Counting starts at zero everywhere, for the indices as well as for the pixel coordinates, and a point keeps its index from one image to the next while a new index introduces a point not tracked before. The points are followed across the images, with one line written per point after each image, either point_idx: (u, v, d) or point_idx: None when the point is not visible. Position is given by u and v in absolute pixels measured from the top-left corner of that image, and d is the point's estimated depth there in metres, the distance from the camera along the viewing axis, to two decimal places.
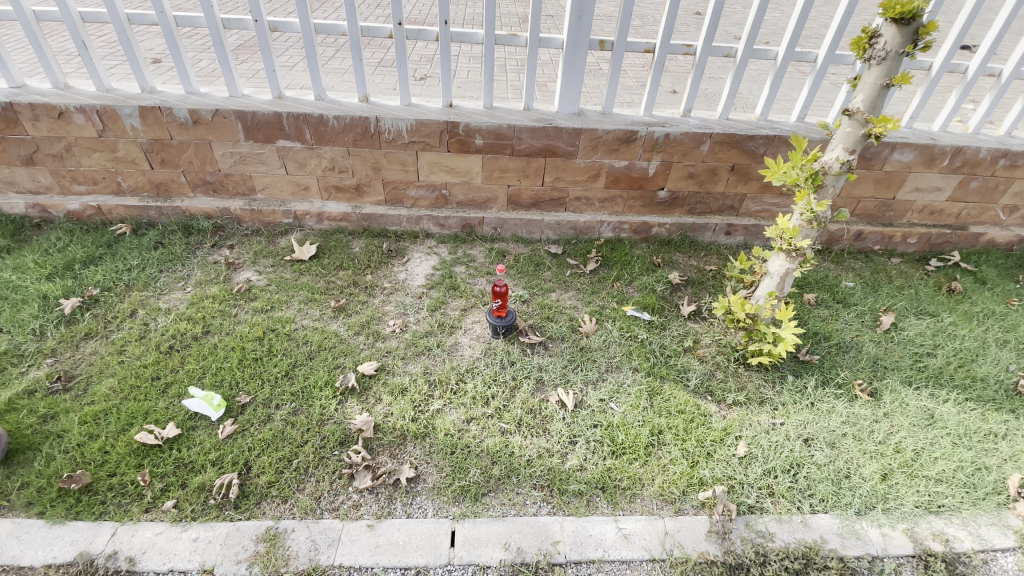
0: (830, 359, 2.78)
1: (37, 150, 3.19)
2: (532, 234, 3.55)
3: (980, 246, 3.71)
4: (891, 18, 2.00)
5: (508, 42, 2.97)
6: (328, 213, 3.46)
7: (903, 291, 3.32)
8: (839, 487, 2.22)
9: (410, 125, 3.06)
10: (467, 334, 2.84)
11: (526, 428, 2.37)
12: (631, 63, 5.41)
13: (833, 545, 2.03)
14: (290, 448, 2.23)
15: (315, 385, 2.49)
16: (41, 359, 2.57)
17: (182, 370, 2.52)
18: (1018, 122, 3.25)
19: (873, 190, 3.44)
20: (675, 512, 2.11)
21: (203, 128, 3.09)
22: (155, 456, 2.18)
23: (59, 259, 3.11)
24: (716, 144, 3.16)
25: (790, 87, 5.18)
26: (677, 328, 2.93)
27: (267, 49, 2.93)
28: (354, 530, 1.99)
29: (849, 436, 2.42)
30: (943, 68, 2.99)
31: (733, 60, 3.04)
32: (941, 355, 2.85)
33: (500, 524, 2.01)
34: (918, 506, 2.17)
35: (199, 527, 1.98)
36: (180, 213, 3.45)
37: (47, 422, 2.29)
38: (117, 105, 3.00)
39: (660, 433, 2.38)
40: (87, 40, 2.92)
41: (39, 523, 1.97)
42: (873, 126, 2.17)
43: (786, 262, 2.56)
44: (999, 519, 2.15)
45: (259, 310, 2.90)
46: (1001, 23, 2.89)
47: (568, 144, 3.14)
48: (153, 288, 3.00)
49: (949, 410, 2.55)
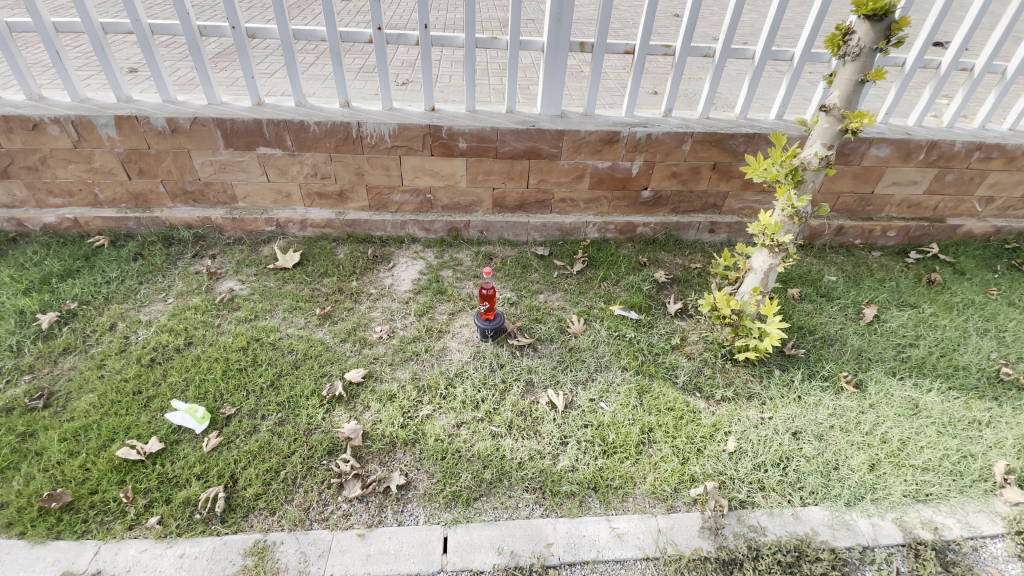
0: (815, 352, 2.81)
1: (11, 163, 3.12)
2: (518, 236, 3.54)
3: (958, 237, 3.79)
4: (865, 15, 2.03)
5: (489, 46, 2.97)
6: (312, 220, 3.42)
7: (885, 283, 3.37)
8: (829, 479, 2.24)
9: (393, 129, 3.04)
10: (455, 338, 2.82)
11: (517, 430, 2.36)
12: (613, 65, 5.44)
13: (824, 537, 2.04)
14: (277, 459, 2.20)
15: (301, 394, 2.45)
16: (18, 376, 2.50)
17: (164, 383, 2.47)
18: (991, 115, 3.32)
19: (852, 185, 3.50)
20: (668, 510, 2.11)
21: (182, 136, 3.05)
22: (138, 471, 2.13)
23: (35, 273, 3.04)
24: (697, 143, 3.19)
25: (771, 85, 5.24)
26: (664, 326, 2.94)
27: (246, 55, 2.89)
28: (345, 541, 1.96)
29: (836, 428, 2.44)
30: (916, 64, 3.05)
31: (712, 60, 3.06)
32: (923, 345, 2.89)
33: (493, 529, 2.00)
34: (906, 495, 2.20)
35: (185, 543, 1.93)
36: (160, 223, 3.39)
37: (25, 440, 2.23)
38: (92, 115, 2.94)
39: (650, 431, 2.38)
40: (60, 50, 2.87)
41: (19, 544, 1.92)
42: (850, 121, 2.21)
43: (769, 257, 2.59)
44: (986, 506, 2.19)
45: (242, 319, 2.85)
46: (971, 20, 2.95)
47: (551, 146, 3.14)
48: (133, 300, 2.94)
49: (932, 399, 2.59)
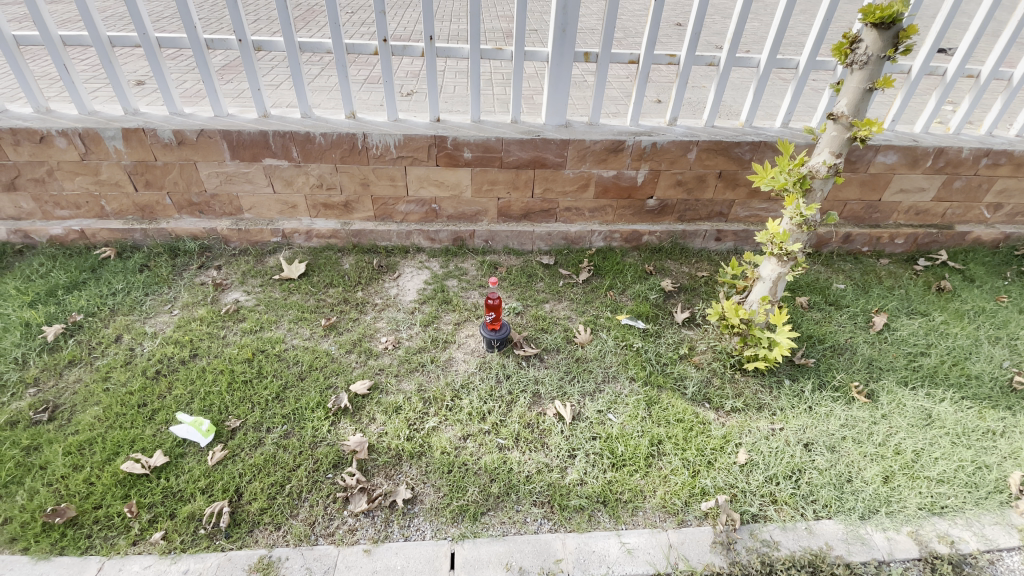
0: (825, 362, 2.78)
1: (18, 176, 3.14)
2: (524, 245, 3.53)
3: (967, 244, 3.75)
4: (872, 23, 2.03)
5: (493, 56, 2.98)
6: (317, 231, 3.42)
7: (894, 291, 3.34)
8: (842, 492, 2.20)
9: (398, 140, 3.05)
10: (461, 348, 2.80)
11: (524, 443, 2.33)
12: (617, 74, 5.46)
13: (839, 552, 2.00)
14: (282, 473, 2.18)
15: (306, 406, 2.43)
16: (23, 389, 2.49)
17: (169, 396, 2.46)
18: (998, 121, 3.30)
19: (859, 192, 3.48)
20: (678, 524, 2.07)
21: (188, 148, 3.06)
22: (142, 485, 2.11)
23: (41, 285, 3.04)
24: (702, 151, 3.18)
25: (774, 93, 5.24)
26: (672, 335, 2.92)
27: (252, 68, 2.91)
28: (351, 557, 1.93)
29: (849, 440, 2.40)
30: (923, 70, 3.03)
31: (717, 68, 3.05)
32: (935, 354, 2.85)
33: (500, 544, 1.97)
34: (921, 508, 2.16)
35: (189, 559, 1.91)
36: (166, 234, 3.40)
37: (30, 454, 2.22)
38: (100, 128, 2.96)
39: (660, 443, 2.35)
40: (68, 63, 2.89)
41: (23, 560, 1.90)
42: (859, 129, 2.19)
43: (777, 266, 2.56)
44: (1003, 518, 2.14)
45: (247, 330, 2.85)
46: (976, 27, 2.94)
47: (556, 155, 3.14)
48: (139, 312, 2.94)
49: (946, 409, 2.55)
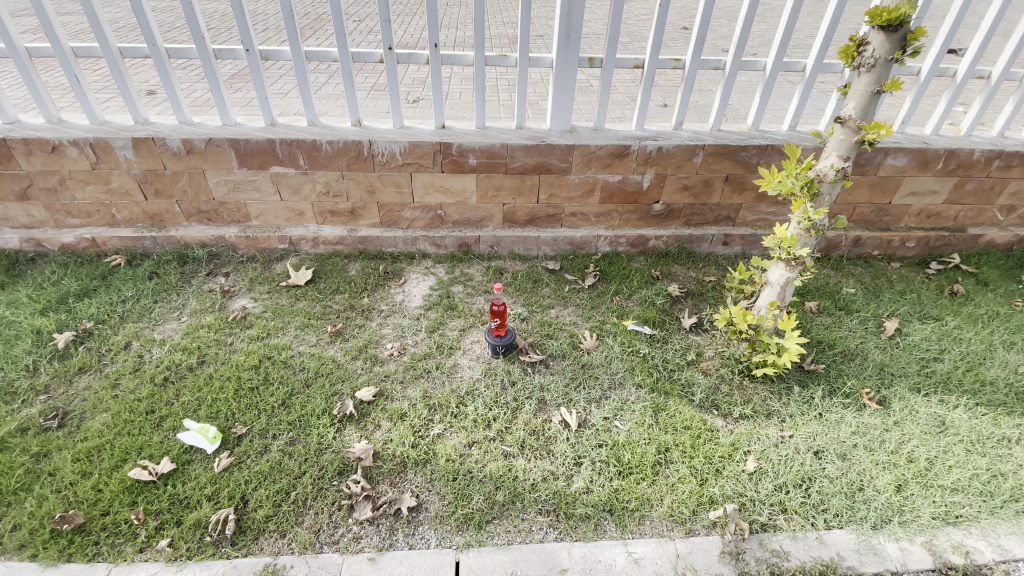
0: (835, 368, 2.74)
1: (31, 185, 3.19)
2: (529, 250, 3.52)
3: (980, 247, 3.69)
4: (879, 25, 2.01)
5: (498, 63, 2.97)
6: (324, 237, 3.44)
7: (905, 295, 3.29)
8: (853, 501, 2.16)
9: (403, 147, 3.06)
10: (466, 354, 2.80)
11: (529, 450, 2.32)
12: (622, 79, 5.47)
13: (850, 562, 1.96)
14: (287, 480, 2.18)
15: (312, 413, 2.43)
16: (34, 396, 2.52)
17: (176, 403, 2.47)
18: (1010, 123, 3.24)
19: (868, 195, 3.44)
20: (686, 533, 2.05)
21: (197, 157, 3.09)
22: (149, 492, 2.12)
23: (53, 292, 3.08)
24: (709, 155, 3.16)
25: (781, 97, 5.21)
26: (679, 341, 2.89)
27: (259, 77, 2.93)
28: (355, 565, 1.92)
29: (860, 447, 2.36)
30: (933, 72, 2.99)
31: (722, 72, 3.02)
32: (948, 359, 2.80)
33: (505, 553, 1.95)
34: (935, 517, 2.11)
35: (195, 566, 1.91)
36: (175, 242, 3.43)
37: (40, 460, 2.24)
38: (110, 137, 3.00)
39: (667, 451, 2.33)
40: (79, 74, 2.93)
41: (31, 566, 1.92)
42: (866, 132, 2.16)
43: (785, 271, 2.53)
44: (1020, 528, 2.09)
45: (254, 337, 2.86)
46: (987, 27, 2.89)
47: (561, 160, 3.14)
48: (147, 318, 2.97)
49: (960, 416, 2.50)
